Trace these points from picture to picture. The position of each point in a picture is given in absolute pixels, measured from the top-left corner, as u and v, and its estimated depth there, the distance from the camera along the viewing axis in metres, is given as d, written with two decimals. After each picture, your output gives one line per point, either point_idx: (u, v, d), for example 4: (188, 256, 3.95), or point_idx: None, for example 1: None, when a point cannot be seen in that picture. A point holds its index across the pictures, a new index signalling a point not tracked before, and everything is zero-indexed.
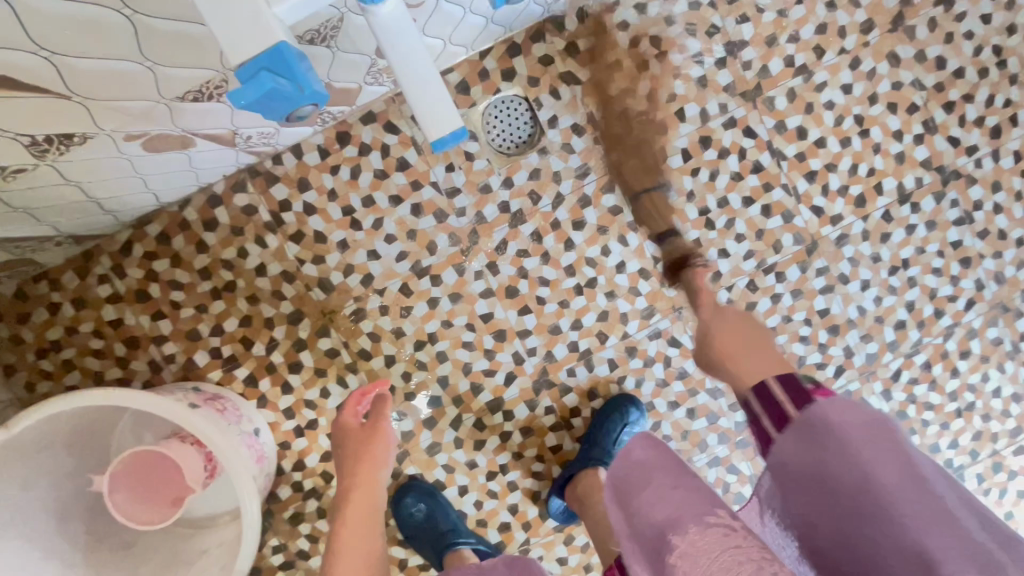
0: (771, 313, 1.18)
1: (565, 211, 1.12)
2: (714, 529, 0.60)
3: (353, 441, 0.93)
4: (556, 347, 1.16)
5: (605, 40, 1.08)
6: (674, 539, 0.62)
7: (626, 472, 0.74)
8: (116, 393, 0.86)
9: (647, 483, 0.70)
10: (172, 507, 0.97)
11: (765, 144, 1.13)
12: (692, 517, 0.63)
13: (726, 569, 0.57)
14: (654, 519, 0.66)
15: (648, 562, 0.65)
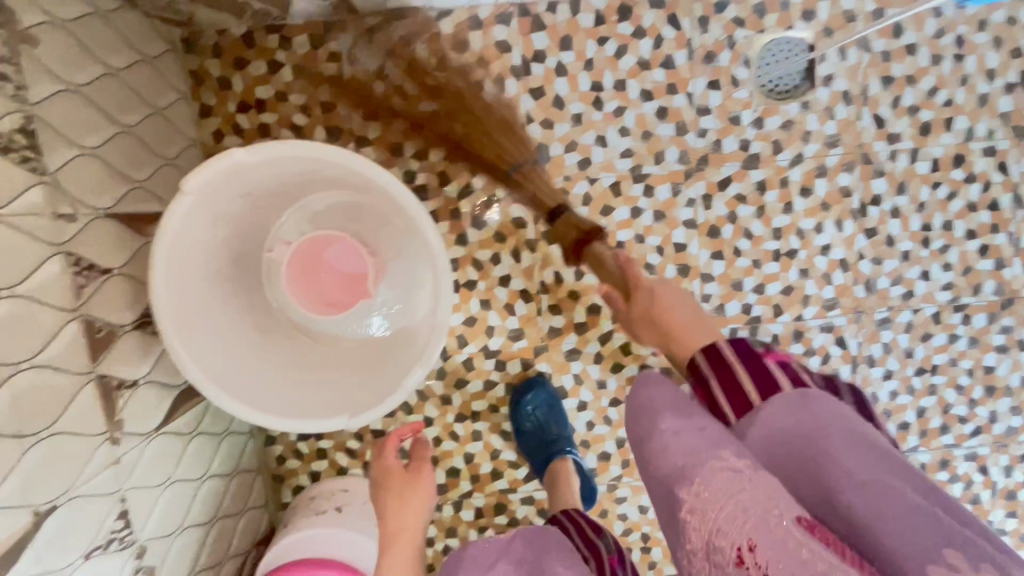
0: (941, 350, 1.15)
1: (799, 173, 1.08)
2: (722, 474, 0.55)
3: (395, 480, 0.91)
4: (730, 303, 1.12)
5: (914, 20, 1.03)
6: (683, 493, 0.58)
7: (692, 440, 0.60)
8: (354, 159, 0.79)
9: (665, 417, 0.64)
10: (329, 306, 0.91)
11: (1012, 185, 1.10)
12: (711, 456, 0.57)
13: (735, 519, 0.53)
14: (673, 461, 0.60)
15: (666, 515, 0.62)
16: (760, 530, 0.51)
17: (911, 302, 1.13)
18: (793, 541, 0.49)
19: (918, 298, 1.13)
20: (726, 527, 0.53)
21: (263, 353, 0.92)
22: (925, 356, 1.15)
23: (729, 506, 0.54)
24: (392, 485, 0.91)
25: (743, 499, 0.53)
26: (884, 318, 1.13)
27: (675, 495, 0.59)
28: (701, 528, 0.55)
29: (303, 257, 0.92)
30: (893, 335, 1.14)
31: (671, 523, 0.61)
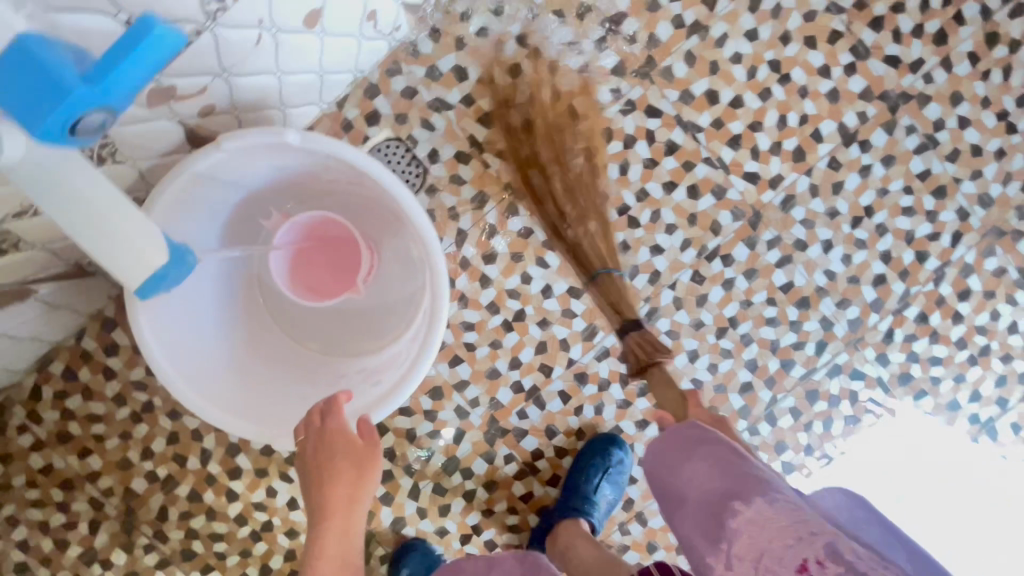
0: (727, 301, 1.05)
1: (472, 247, 1.02)
2: (784, 503, 0.66)
3: (338, 433, 0.75)
4: (499, 391, 1.06)
5: (468, 55, 0.97)
6: (738, 508, 0.68)
7: (663, 449, 0.80)
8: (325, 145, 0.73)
9: (684, 460, 0.77)
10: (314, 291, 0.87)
11: (673, 120, 1.00)
12: (755, 488, 0.68)
13: (785, 539, 0.63)
14: (710, 488, 0.72)
15: (701, 531, 0.70)
16: (830, 551, 0.61)
17: (663, 281, 1.04)
18: (843, 555, 0.60)
19: (667, 273, 1.04)
20: (777, 549, 0.63)
21: (240, 373, 0.85)
22: (715, 317, 1.05)
23: (786, 527, 0.63)
24: (338, 455, 0.73)
25: (796, 519, 0.64)
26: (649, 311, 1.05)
27: (726, 520, 0.68)
28: (755, 542, 0.65)
29: (308, 265, 0.87)
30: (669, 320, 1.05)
31: (710, 536, 0.69)
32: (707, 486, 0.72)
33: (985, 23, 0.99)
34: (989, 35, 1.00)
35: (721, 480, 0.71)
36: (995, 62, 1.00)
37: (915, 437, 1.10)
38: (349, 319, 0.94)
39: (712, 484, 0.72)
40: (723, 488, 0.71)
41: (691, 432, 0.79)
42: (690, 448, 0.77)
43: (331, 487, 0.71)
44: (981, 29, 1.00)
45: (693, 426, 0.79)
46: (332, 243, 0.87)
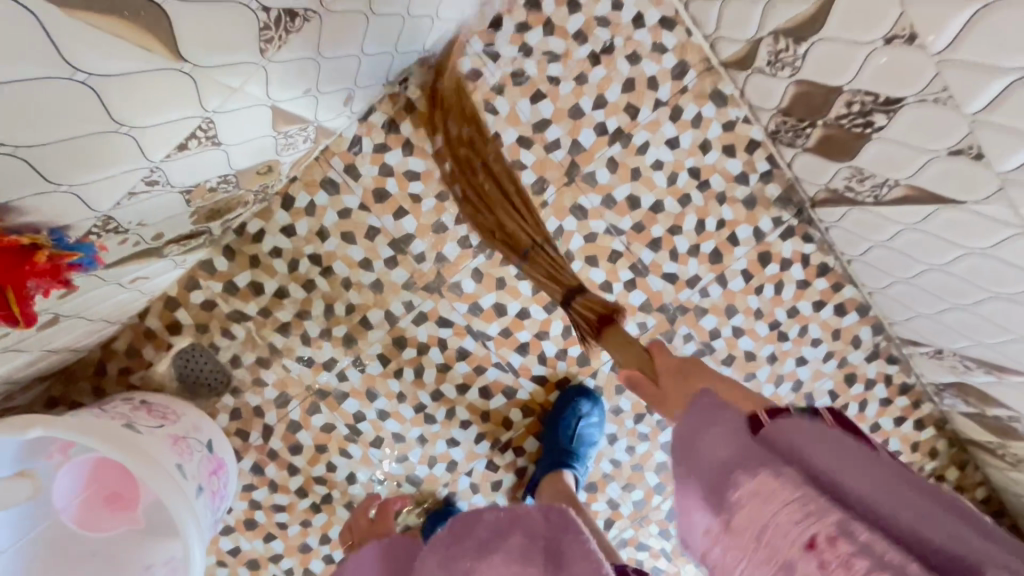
0: (521, 485, 1.14)
1: (278, 439, 1.09)
2: (790, 475, 0.50)
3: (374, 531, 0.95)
4: (311, 563, 1.15)
5: (263, 271, 1.02)
6: (742, 479, 0.53)
7: (689, 434, 0.59)
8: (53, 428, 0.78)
9: (698, 441, 0.59)
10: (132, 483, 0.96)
11: (464, 328, 1.06)
12: (754, 462, 0.53)
13: (791, 514, 0.48)
14: (720, 460, 0.56)
15: (706, 498, 0.56)
16: (843, 527, 0.46)
17: (460, 469, 1.12)
18: (858, 537, 0.46)
19: (463, 462, 1.12)
20: (783, 524, 0.49)
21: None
22: (509, 499, 1.14)
23: (792, 502, 0.49)
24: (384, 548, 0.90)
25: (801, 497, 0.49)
26: (448, 494, 1.13)
27: (725, 491, 0.53)
28: (757, 517, 0.50)
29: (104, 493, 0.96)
30: (467, 502, 1.14)
31: (712, 501, 0.55)
32: (726, 483, 0.53)
33: (757, 243, 1.06)
34: (761, 254, 1.06)
35: (731, 452, 0.55)
36: (766, 278, 1.07)
37: None
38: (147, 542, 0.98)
39: (721, 451, 0.56)
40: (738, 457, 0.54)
41: (702, 401, 0.61)
42: (709, 416, 0.59)
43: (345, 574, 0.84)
44: (754, 248, 1.06)
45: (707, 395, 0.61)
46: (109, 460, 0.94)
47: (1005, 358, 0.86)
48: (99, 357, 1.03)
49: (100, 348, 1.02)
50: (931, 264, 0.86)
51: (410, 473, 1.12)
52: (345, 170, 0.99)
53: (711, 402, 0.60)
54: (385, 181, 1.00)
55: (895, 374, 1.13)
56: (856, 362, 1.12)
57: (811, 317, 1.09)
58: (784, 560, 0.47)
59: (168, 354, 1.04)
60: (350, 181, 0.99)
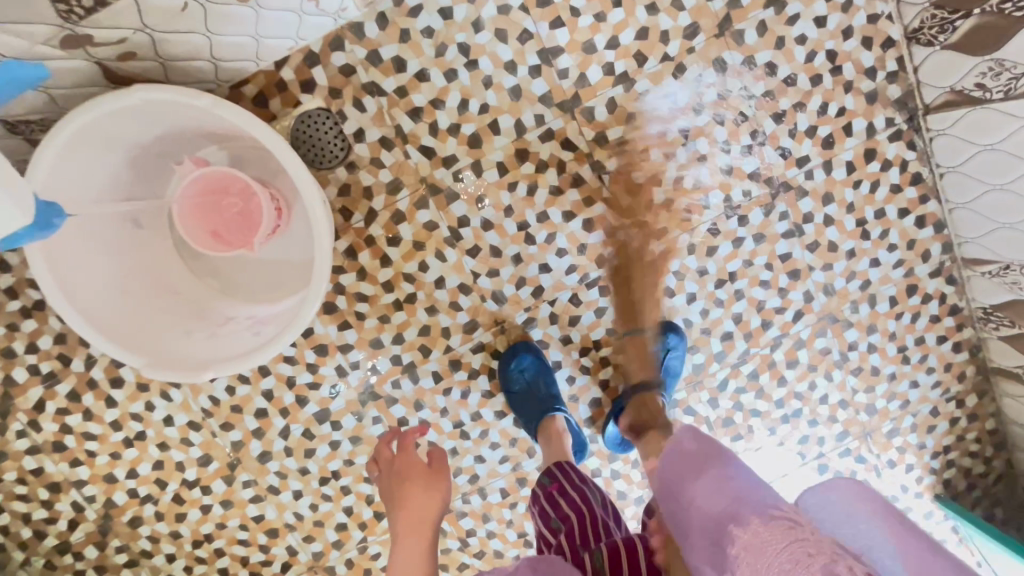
0: (596, 326, 1.18)
1: (379, 227, 1.10)
2: (778, 522, 0.61)
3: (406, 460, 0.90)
4: (379, 361, 1.16)
5: (410, 49, 1.02)
6: (735, 532, 0.63)
7: (663, 466, 0.78)
8: (227, 107, 0.79)
9: (684, 478, 0.73)
10: (237, 220, 0.93)
11: (585, 156, 1.09)
12: (751, 509, 0.64)
13: (784, 565, 0.58)
14: (709, 512, 0.68)
15: (709, 555, 0.67)
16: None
17: (544, 297, 1.15)
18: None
19: (549, 290, 1.15)
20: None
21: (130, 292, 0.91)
22: (582, 337, 1.18)
23: (787, 545, 0.58)
24: (411, 477, 0.87)
25: (794, 540, 0.58)
26: (527, 319, 1.17)
27: (726, 546, 0.64)
28: (754, 571, 0.60)
29: (212, 212, 0.93)
30: (542, 331, 1.17)
31: (717, 566, 0.66)
32: (713, 492, 0.69)
33: (867, 138, 1.13)
34: (868, 151, 1.14)
35: (714, 507, 0.67)
36: (866, 175, 1.15)
37: None
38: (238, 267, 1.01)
39: (710, 505, 0.68)
40: (712, 511, 0.67)
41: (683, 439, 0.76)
42: (693, 469, 0.72)
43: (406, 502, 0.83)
44: (863, 143, 1.13)
45: (688, 433, 0.77)
46: (231, 186, 0.92)
47: None
48: (225, 97, 1.02)
49: (229, 87, 1.01)
50: None
51: (497, 290, 1.14)
52: None
53: (693, 434, 0.77)
54: None
55: (950, 295, 1.23)
56: (920, 275, 1.21)
57: (894, 222, 1.18)
58: (820, 568, 0.55)
59: (294, 111, 1.03)
60: None
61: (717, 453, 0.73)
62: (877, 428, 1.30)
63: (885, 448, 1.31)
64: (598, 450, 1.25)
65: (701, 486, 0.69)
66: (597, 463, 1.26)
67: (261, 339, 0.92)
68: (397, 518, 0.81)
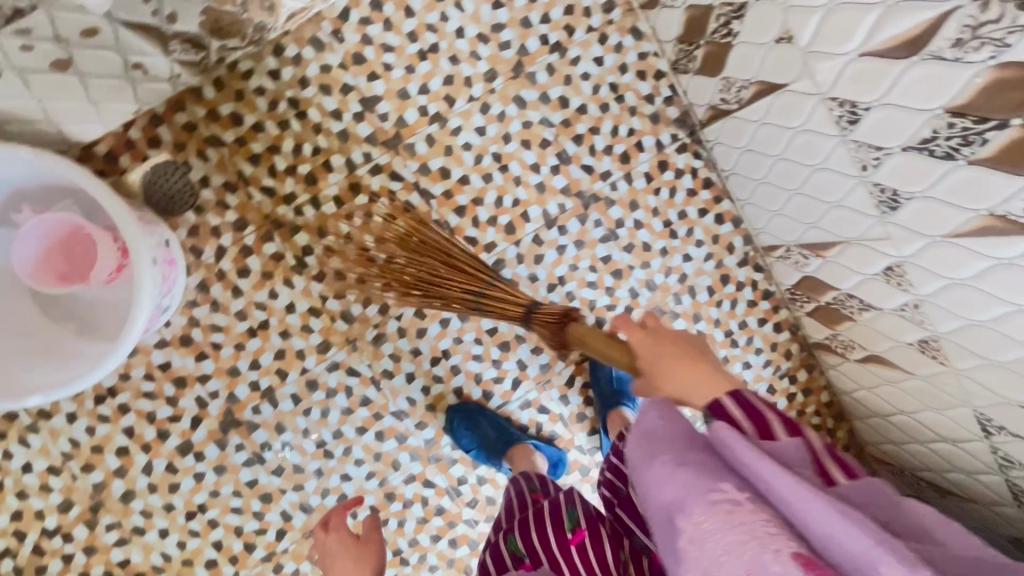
0: (442, 336, 1.28)
1: (229, 261, 1.21)
2: (717, 507, 0.59)
3: (336, 544, 0.99)
4: (237, 388, 1.23)
5: (244, 106, 1.19)
6: (683, 525, 0.61)
7: (636, 450, 0.70)
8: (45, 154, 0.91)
9: (653, 459, 0.67)
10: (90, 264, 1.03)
11: (412, 185, 1.25)
12: (697, 498, 0.60)
13: (723, 553, 0.57)
14: (661, 501, 0.64)
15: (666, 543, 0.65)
16: (804, 556, 0.53)
17: (390, 313, 1.26)
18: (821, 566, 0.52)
19: (394, 307, 1.26)
20: (724, 559, 0.57)
21: None
22: (431, 347, 1.28)
23: (734, 539, 0.56)
24: (342, 554, 0.98)
25: (776, 526, 0.56)
26: (376, 335, 1.26)
27: (672, 538, 0.62)
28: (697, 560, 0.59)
29: (80, 247, 1.04)
30: (392, 345, 1.27)
31: (670, 551, 0.64)
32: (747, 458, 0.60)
33: (657, 152, 1.32)
34: (661, 162, 1.33)
35: (670, 500, 0.63)
36: (663, 182, 1.33)
37: (589, 466, 1.36)
38: (94, 310, 1.09)
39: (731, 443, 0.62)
40: (669, 508, 0.63)
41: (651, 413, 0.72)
42: (647, 449, 0.68)
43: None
44: (655, 156, 1.32)
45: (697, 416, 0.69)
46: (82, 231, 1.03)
47: (825, 233, 1.13)
48: (77, 157, 1.14)
49: (80, 148, 1.13)
50: (774, 155, 1.13)
51: (345, 311, 1.25)
52: (332, 33, 1.20)
53: (657, 413, 0.71)
54: (364, 48, 1.21)
55: (760, 281, 1.39)
56: (729, 265, 1.37)
57: (696, 221, 1.35)
58: None
59: (143, 165, 1.15)
60: (334, 43, 1.20)
61: (688, 436, 0.68)
62: None
63: None
64: (461, 456, 1.31)
65: (654, 465, 0.66)
66: (462, 470, 1.32)
67: (90, 365, 0.98)
68: None
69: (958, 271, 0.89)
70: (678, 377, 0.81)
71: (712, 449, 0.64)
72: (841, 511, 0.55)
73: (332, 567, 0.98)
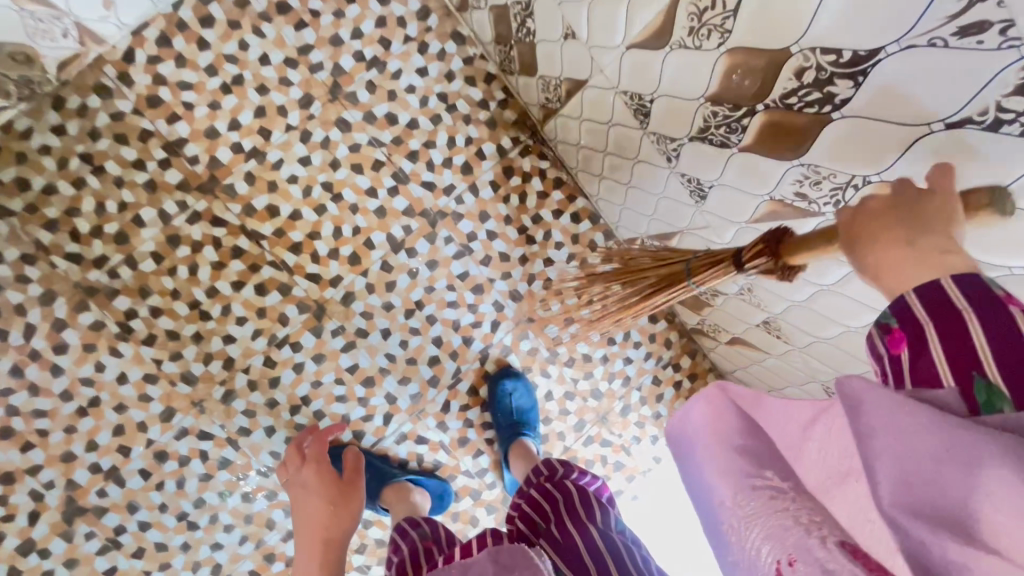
0: (298, 382, 1.21)
1: (41, 339, 1.10)
2: (762, 492, 0.52)
3: (321, 474, 0.99)
4: (75, 473, 1.13)
5: (28, 168, 1.08)
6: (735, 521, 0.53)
7: (704, 419, 0.60)
8: None
9: (706, 443, 0.59)
10: None
11: (238, 228, 1.17)
12: (758, 479, 0.53)
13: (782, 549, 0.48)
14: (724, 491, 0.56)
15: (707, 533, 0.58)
16: (800, 547, 0.47)
17: (237, 366, 1.18)
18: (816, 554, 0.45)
19: (240, 359, 1.19)
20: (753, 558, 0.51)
21: None
22: (288, 396, 1.21)
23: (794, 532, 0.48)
24: (321, 488, 0.98)
25: (773, 520, 0.50)
26: (225, 393, 1.18)
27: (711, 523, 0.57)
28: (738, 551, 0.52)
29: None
30: (244, 400, 1.19)
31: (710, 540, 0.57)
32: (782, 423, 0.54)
33: (500, 158, 1.27)
34: (505, 168, 1.28)
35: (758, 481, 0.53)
36: (512, 188, 1.28)
37: (480, 489, 1.32)
38: None
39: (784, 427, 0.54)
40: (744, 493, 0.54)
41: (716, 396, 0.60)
42: (706, 429, 0.60)
43: (325, 512, 0.95)
44: (498, 163, 1.27)
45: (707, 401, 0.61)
46: None
47: (664, 225, 1.10)
48: None
49: None
50: (602, 150, 1.09)
51: (185, 372, 1.17)
52: (117, 76, 1.10)
53: (723, 403, 0.59)
54: (158, 89, 1.11)
55: None
56: None
57: (552, 223, 1.31)
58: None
59: None
60: (122, 87, 1.10)
61: (743, 416, 0.58)
62: (609, 410, 1.38)
63: (624, 427, 1.38)
64: None
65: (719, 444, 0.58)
66: None
67: None
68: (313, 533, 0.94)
69: (1007, 257, 0.55)
70: (917, 281, 0.48)
71: (741, 429, 0.57)
72: (900, 430, 0.41)
73: (311, 496, 0.98)
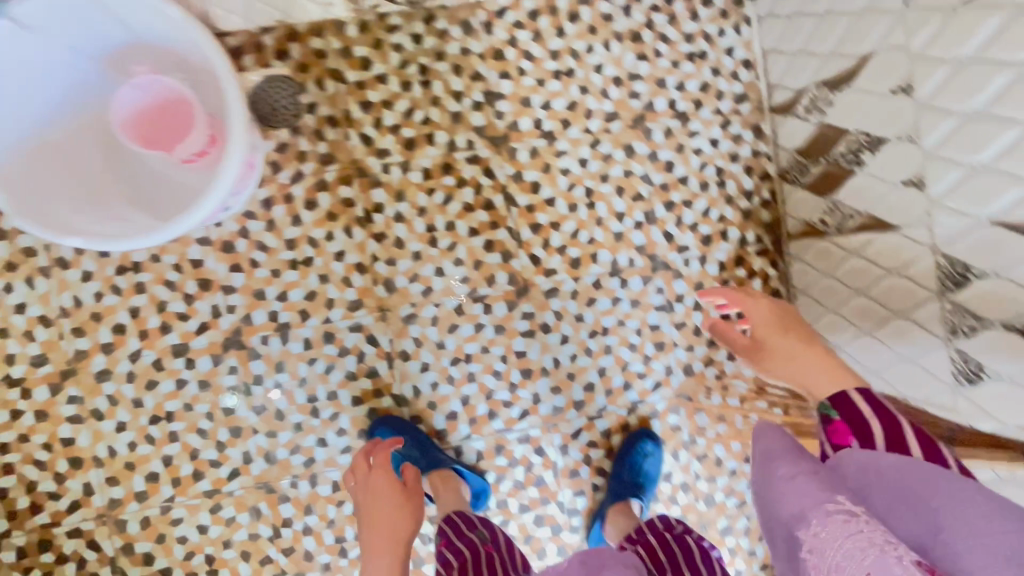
0: (471, 339, 1.25)
1: (301, 189, 1.20)
2: (836, 517, 0.65)
3: (377, 480, 1.04)
4: (256, 311, 1.19)
5: (378, 55, 1.20)
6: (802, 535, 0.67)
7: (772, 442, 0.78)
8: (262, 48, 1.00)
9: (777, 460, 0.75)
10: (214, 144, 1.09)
11: (501, 187, 1.25)
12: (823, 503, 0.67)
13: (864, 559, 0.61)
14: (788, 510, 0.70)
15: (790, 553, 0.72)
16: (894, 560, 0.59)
17: (431, 297, 1.24)
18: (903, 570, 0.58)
19: (437, 293, 1.24)
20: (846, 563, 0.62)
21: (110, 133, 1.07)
22: (456, 346, 1.24)
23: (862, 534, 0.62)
24: (387, 497, 1.03)
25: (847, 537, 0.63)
26: (409, 314, 1.23)
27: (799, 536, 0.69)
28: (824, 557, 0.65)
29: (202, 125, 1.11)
30: (420, 329, 1.23)
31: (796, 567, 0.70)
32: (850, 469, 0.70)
33: (739, 246, 1.32)
34: (738, 256, 1.32)
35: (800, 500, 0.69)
36: (734, 276, 1.32)
37: (563, 527, 1.28)
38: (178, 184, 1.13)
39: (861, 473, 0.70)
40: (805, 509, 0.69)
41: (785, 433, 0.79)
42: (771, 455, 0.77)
43: (374, 530, 0.99)
44: (734, 249, 1.32)
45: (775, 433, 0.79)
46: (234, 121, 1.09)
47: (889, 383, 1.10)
48: None
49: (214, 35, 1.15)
50: (858, 289, 1.12)
51: (390, 278, 1.22)
52: (484, 23, 1.23)
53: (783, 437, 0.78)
54: (507, 48, 1.24)
55: None
56: None
57: None
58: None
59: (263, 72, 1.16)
60: (483, 32, 1.23)
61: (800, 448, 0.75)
62: (712, 522, 1.33)
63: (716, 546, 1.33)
64: None
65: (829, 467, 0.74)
66: None
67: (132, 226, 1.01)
68: (370, 537, 0.99)
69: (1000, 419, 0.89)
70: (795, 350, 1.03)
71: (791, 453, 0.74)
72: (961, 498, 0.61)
73: (375, 504, 1.02)
